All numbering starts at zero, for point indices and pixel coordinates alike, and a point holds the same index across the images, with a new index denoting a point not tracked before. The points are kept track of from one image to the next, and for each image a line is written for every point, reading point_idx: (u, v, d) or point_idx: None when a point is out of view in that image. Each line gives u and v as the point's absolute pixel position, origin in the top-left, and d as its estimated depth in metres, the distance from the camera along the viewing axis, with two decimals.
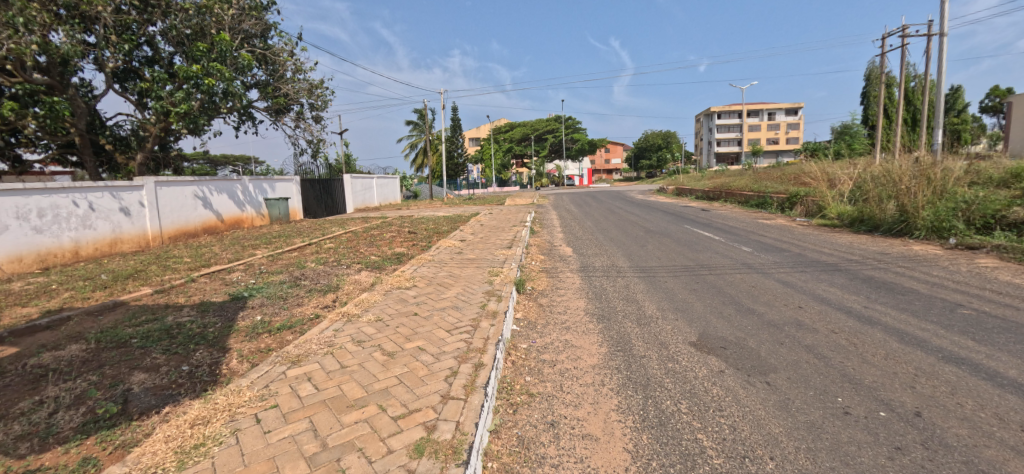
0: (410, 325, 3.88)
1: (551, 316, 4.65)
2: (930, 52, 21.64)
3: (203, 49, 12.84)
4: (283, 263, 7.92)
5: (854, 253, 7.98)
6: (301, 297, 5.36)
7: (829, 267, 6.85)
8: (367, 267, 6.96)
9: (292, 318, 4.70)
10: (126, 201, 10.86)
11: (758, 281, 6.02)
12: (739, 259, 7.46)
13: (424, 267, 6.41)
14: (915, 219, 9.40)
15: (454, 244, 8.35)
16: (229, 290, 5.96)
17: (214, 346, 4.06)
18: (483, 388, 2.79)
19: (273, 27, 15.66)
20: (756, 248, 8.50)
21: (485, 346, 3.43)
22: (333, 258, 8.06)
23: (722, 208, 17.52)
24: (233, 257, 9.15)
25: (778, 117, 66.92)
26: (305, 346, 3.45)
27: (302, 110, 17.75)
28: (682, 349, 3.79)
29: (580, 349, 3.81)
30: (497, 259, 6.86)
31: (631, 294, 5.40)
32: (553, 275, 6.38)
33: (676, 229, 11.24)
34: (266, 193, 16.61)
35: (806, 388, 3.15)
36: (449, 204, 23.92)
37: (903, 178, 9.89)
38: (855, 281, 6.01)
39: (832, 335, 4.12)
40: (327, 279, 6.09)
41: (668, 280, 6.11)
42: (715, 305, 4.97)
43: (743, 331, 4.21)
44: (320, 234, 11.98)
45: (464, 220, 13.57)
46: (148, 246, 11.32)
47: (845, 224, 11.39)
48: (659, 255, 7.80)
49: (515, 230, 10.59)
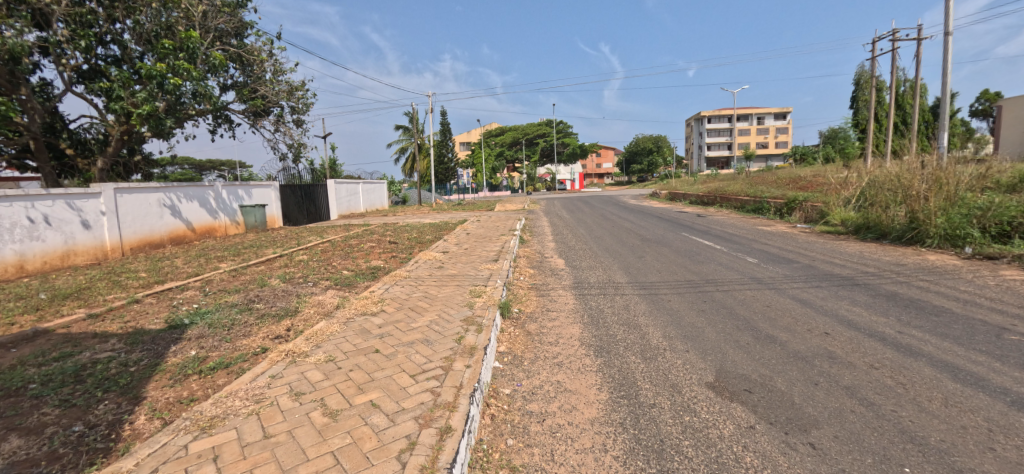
0: (367, 368, 3.15)
1: (540, 348, 3.95)
2: (920, 55, 21.45)
3: (169, 47, 11.97)
4: (245, 280, 7.11)
5: (868, 264, 7.37)
6: (248, 324, 4.60)
7: (846, 281, 6.22)
8: (335, 285, 6.19)
9: (231, 355, 3.94)
10: (82, 210, 9.98)
11: (772, 299, 5.38)
12: (746, 272, 6.81)
13: (398, 286, 5.65)
14: (927, 226, 8.83)
15: (434, 257, 7.64)
16: (170, 316, 5.17)
17: (125, 394, 3.32)
18: (447, 471, 2.07)
19: (248, 25, 14.90)
20: (762, 258, 7.85)
21: (458, 399, 2.71)
22: (301, 273, 7.26)
23: (719, 214, 16.95)
24: (194, 272, 8.33)
25: (766, 122, 67.12)
26: (225, 403, 2.72)
27: (282, 113, 16.96)
28: (699, 395, 3.10)
29: (575, 397, 3.11)
30: (481, 275, 6.13)
31: (632, 318, 4.71)
32: (543, 293, 5.68)
33: (674, 237, 10.62)
34: (241, 200, 15.73)
35: (861, 454, 2.49)
36: (438, 210, 23.20)
37: (913, 182, 9.29)
38: (879, 299, 5.37)
39: (874, 372, 3.47)
40: (285, 301, 5.32)
41: (671, 299, 5.45)
42: (729, 332, 4.30)
43: (767, 368, 3.54)
44: (295, 245, 11.18)
45: (450, 228, 12.83)
46: (105, 258, 10.43)
47: (851, 231, 10.84)
48: (658, 268, 7.14)
49: (503, 239, 9.90)
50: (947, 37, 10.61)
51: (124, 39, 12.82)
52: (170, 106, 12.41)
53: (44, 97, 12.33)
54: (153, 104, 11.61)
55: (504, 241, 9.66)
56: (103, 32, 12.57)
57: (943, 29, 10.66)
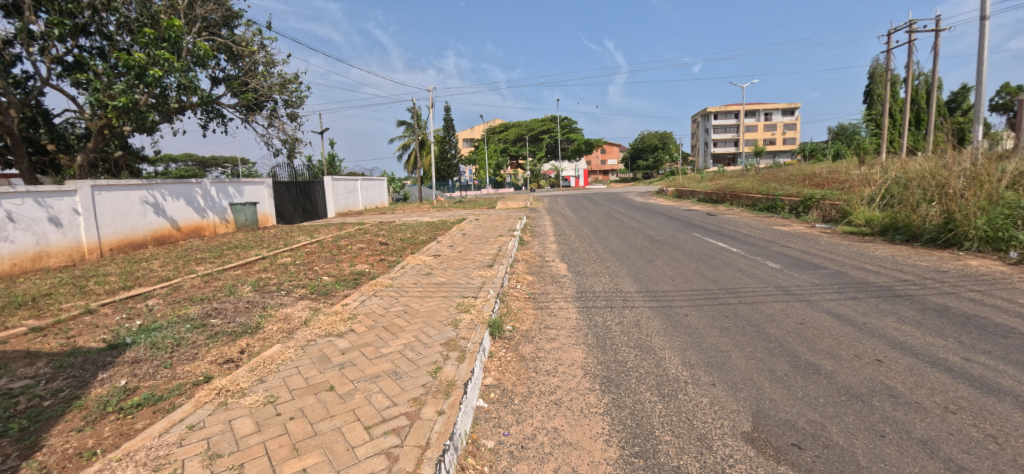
0: (312, 415, 2.49)
1: (534, 380, 3.28)
2: (937, 47, 20.60)
3: (151, 37, 11.17)
4: (214, 287, 6.44)
5: (905, 270, 6.59)
6: (196, 346, 3.95)
7: (885, 292, 5.47)
8: (308, 295, 5.52)
9: (165, 387, 3.31)
10: (55, 208, 9.38)
11: (805, 314, 4.68)
12: (769, 280, 6.09)
13: (376, 297, 4.96)
14: (964, 227, 7.95)
15: (423, 262, 6.96)
16: (114, 332, 4.52)
17: (20, 443, 2.69)
18: None
19: (237, 15, 14.30)
20: (785, 264, 7.11)
21: (419, 469, 2.04)
22: (276, 279, 6.60)
23: (730, 212, 16.14)
24: (165, 277, 7.69)
25: (774, 117, 65.98)
26: (114, 472, 2.08)
27: (275, 107, 16.35)
28: (736, 453, 2.42)
29: (577, 454, 2.43)
30: (472, 284, 5.44)
31: (643, 339, 4.02)
32: (541, 306, 4.99)
33: (685, 238, 9.88)
34: (231, 198, 15.11)
35: None
36: (437, 208, 22.52)
37: (949, 180, 8.46)
38: (928, 315, 4.64)
39: (951, 418, 2.77)
40: (247, 315, 4.66)
41: (689, 313, 4.76)
42: (761, 358, 3.61)
43: (816, 411, 2.84)
44: (282, 245, 10.52)
45: (446, 228, 12.11)
46: (81, 259, 9.84)
47: (876, 232, 10.00)
48: (672, 274, 6.44)
49: (501, 241, 9.21)
50: (983, 22, 9.77)
51: (107, 30, 12.26)
52: (152, 99, 11.73)
53: (23, 90, 11.69)
54: (133, 96, 10.90)
55: (502, 243, 8.96)
56: (86, 23, 12.00)
57: (979, 13, 9.87)
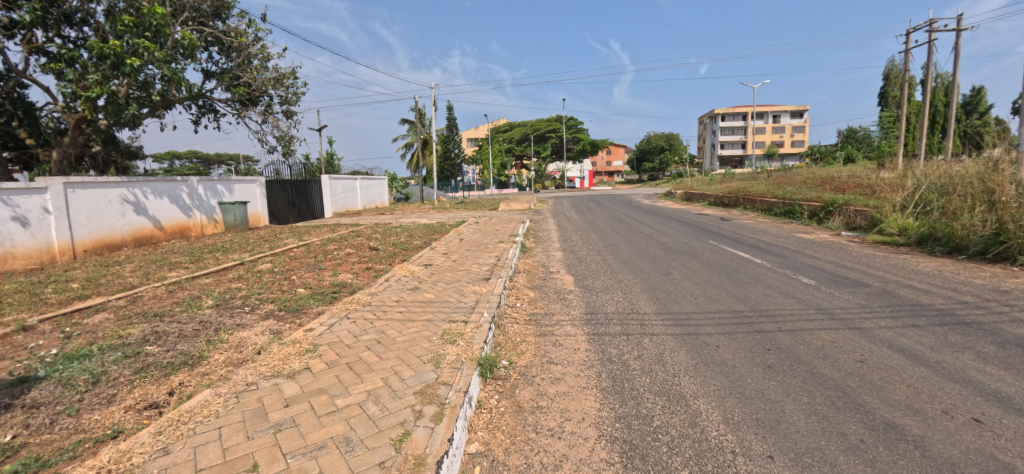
0: None
1: (533, 448, 2.48)
2: (959, 47, 19.76)
3: (128, 23, 10.42)
4: (175, 300, 5.69)
5: (961, 290, 5.74)
6: (117, 384, 3.20)
7: (950, 319, 4.63)
8: (273, 314, 4.75)
9: (57, 447, 2.56)
10: (22, 207, 8.68)
11: (863, 348, 3.88)
12: (808, 300, 5.27)
13: (347, 320, 4.17)
14: (1019, 240, 7.10)
15: (411, 273, 6.18)
16: (32, 360, 3.77)
17: None
18: None
19: (230, 5, 13.62)
20: (821, 279, 6.27)
21: None
22: (246, 291, 5.87)
23: (744, 217, 15.29)
24: (130, 284, 6.99)
25: (782, 120, 65.02)
26: None
27: (270, 103, 15.69)
28: None
29: None
30: (463, 304, 4.65)
31: (670, 382, 3.23)
32: (545, 334, 4.17)
33: (703, 247, 9.06)
34: (220, 197, 14.41)
35: None
36: (436, 209, 21.74)
37: (1002, 186, 7.59)
38: (1013, 352, 3.80)
39: None
40: (193, 341, 3.91)
41: (721, 344, 3.96)
42: (827, 416, 2.80)
43: None
44: (265, 249, 9.76)
45: (444, 232, 11.33)
46: (51, 262, 9.16)
47: (912, 242, 9.15)
48: (694, 292, 5.63)
49: (501, 248, 8.42)
50: None
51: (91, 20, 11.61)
52: (132, 91, 11.01)
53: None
54: (109, 88, 10.18)
55: (502, 250, 8.15)
56: (67, 11, 11.35)
57: None
